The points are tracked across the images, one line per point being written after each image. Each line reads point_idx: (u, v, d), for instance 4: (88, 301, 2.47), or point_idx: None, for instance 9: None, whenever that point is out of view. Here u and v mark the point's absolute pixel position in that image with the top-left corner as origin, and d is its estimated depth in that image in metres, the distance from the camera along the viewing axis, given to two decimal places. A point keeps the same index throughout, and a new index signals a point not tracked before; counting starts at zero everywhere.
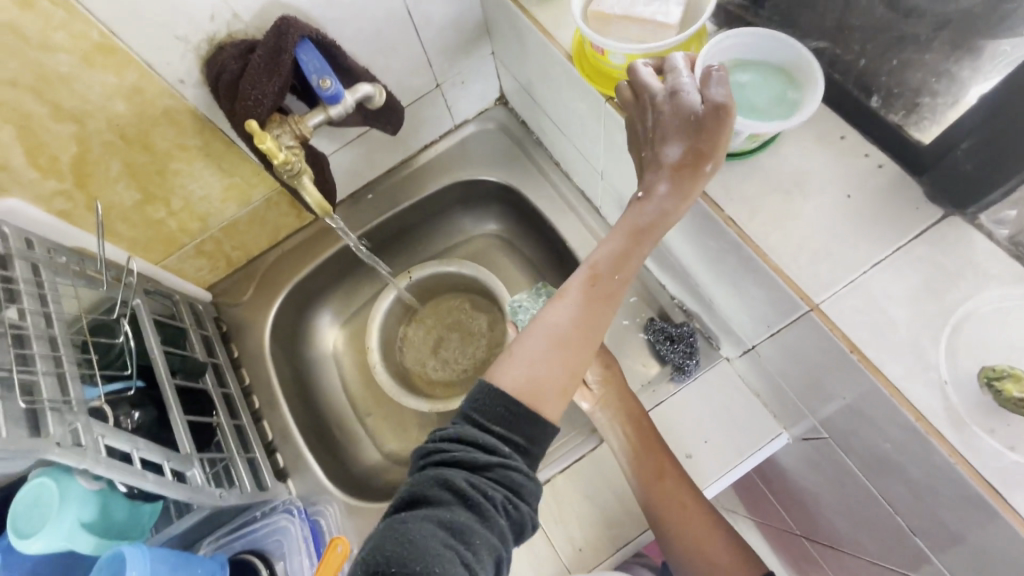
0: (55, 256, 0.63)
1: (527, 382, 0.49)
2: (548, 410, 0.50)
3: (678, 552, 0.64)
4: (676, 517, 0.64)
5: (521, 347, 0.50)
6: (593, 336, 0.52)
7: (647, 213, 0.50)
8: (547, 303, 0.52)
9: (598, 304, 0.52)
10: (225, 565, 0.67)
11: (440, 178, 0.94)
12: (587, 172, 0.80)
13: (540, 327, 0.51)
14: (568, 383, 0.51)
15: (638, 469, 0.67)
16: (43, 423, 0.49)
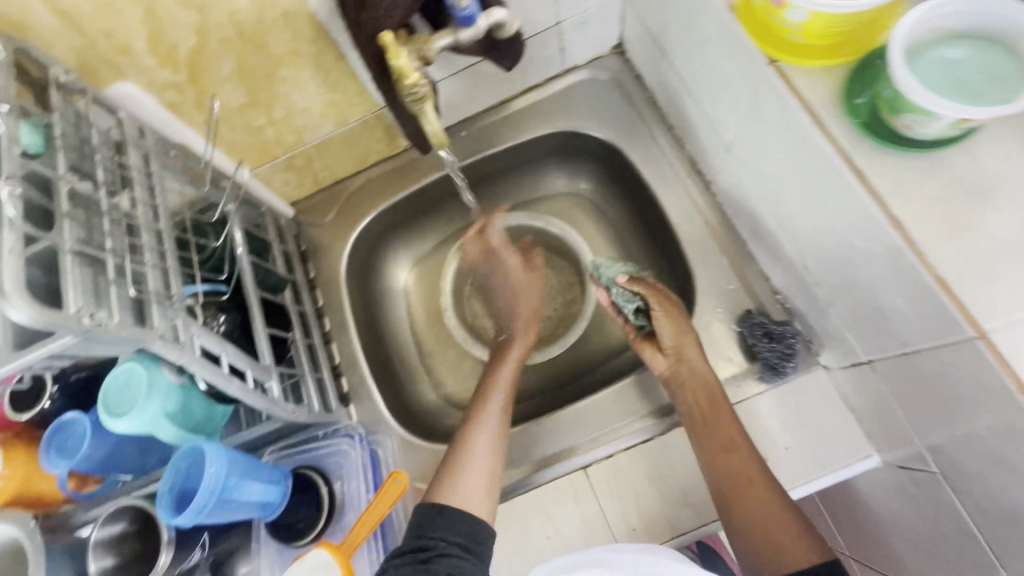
0: (164, 150, 0.62)
1: (459, 495, 0.63)
2: (476, 507, 0.62)
3: (737, 528, 0.60)
4: (740, 492, 0.61)
5: (460, 475, 0.64)
6: (501, 449, 0.69)
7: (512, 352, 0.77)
8: (471, 427, 0.69)
9: (500, 419, 0.70)
10: (287, 477, 0.68)
11: (539, 126, 0.88)
12: (707, 141, 0.73)
13: (477, 447, 0.67)
14: (491, 482, 0.65)
15: (703, 441, 0.65)
16: (149, 314, 0.49)
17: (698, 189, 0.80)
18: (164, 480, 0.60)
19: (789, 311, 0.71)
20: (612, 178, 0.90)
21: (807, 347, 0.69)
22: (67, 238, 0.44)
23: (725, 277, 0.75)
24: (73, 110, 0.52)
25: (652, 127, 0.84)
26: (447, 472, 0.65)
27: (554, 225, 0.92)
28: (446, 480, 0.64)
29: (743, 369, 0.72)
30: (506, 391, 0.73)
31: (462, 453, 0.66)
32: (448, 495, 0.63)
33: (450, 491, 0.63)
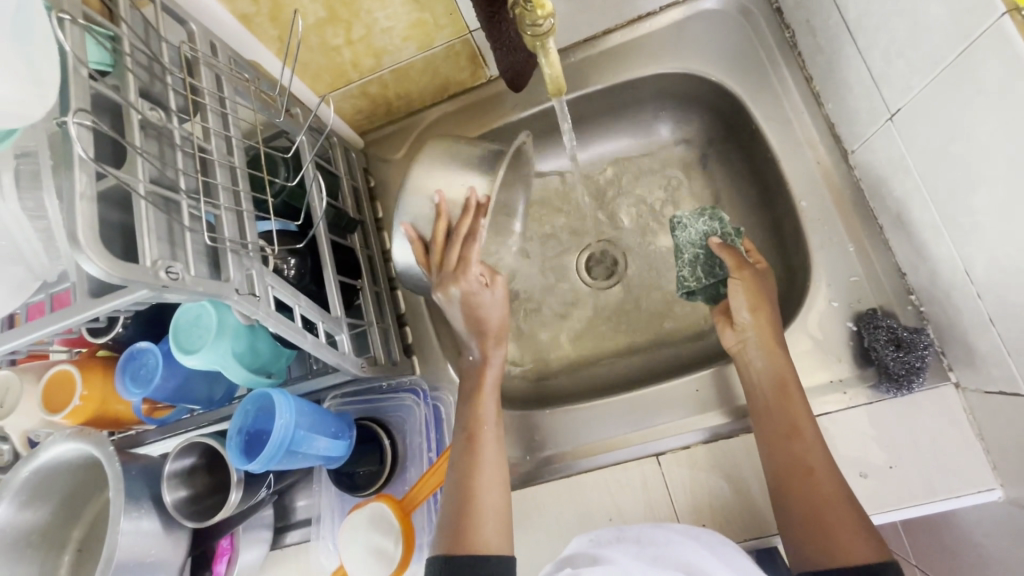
0: (236, 70, 0.55)
1: (467, 538, 0.57)
2: (498, 548, 0.57)
3: (793, 528, 0.54)
4: (797, 487, 0.55)
5: (470, 520, 0.58)
6: (506, 477, 0.62)
7: (493, 373, 0.68)
8: (460, 461, 0.62)
9: (494, 449, 0.63)
10: (352, 427, 0.67)
11: (648, 65, 0.75)
12: (859, 103, 0.60)
13: (478, 483, 0.60)
14: (502, 515, 0.60)
15: (765, 424, 0.59)
16: (224, 264, 0.45)
17: (831, 160, 0.67)
18: (233, 422, 0.59)
19: (923, 316, 0.61)
20: (723, 134, 0.78)
21: (938, 359, 0.60)
22: (141, 178, 0.39)
23: (849, 267, 0.65)
24: (142, 19, 0.45)
25: (784, 78, 0.71)
26: (452, 515, 0.59)
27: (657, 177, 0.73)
28: (455, 525, 0.58)
29: (854, 373, 0.63)
30: (496, 419, 0.65)
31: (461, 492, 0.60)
32: (462, 540, 0.57)
33: (460, 537, 0.57)
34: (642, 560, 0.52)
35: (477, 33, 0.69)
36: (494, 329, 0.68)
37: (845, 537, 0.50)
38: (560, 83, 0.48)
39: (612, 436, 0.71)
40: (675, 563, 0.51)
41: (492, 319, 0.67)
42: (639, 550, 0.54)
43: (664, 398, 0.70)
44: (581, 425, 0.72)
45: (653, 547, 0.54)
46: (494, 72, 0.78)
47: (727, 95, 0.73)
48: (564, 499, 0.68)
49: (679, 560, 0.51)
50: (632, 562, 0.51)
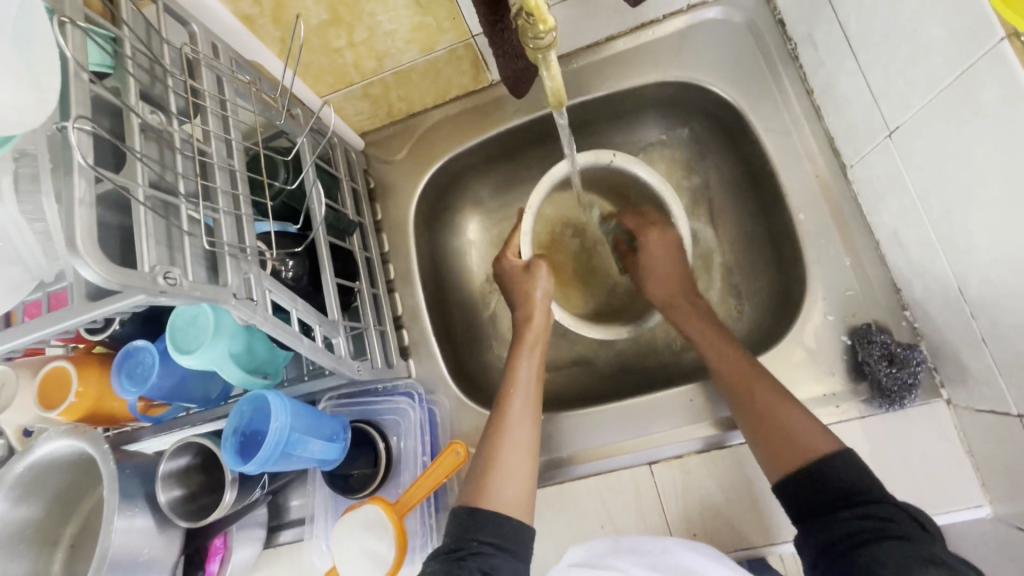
0: (237, 71, 0.55)
1: (495, 490, 0.58)
2: (519, 505, 0.58)
3: (760, 449, 0.59)
4: (758, 420, 0.59)
5: (494, 478, 0.59)
6: (533, 442, 0.63)
7: (532, 337, 0.70)
8: (496, 418, 0.64)
9: (525, 410, 0.64)
10: (347, 429, 0.67)
11: (650, 74, 0.75)
12: (859, 117, 0.60)
13: (505, 443, 0.62)
14: (524, 479, 0.60)
15: (721, 374, 0.64)
16: (222, 268, 0.45)
17: (830, 174, 0.68)
18: (229, 423, 0.59)
19: (916, 332, 0.61)
20: (723, 144, 0.78)
21: (930, 376, 0.61)
22: (141, 183, 0.39)
23: (844, 281, 0.65)
24: (143, 21, 0.45)
25: (785, 89, 0.71)
26: (477, 472, 0.60)
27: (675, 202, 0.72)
28: (477, 480, 0.60)
29: (846, 387, 0.63)
30: (527, 386, 0.66)
31: (488, 451, 0.61)
32: (486, 495, 0.58)
33: (481, 491, 0.58)
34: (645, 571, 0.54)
35: (480, 38, 0.69)
36: (541, 299, 0.71)
37: (805, 439, 0.56)
38: (560, 95, 0.47)
39: (607, 444, 0.70)
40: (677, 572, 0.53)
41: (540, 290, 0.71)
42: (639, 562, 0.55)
43: (660, 407, 0.70)
44: (575, 432, 0.72)
45: (652, 556, 0.56)
46: (496, 76, 0.78)
47: (730, 106, 0.73)
48: (557, 505, 0.69)
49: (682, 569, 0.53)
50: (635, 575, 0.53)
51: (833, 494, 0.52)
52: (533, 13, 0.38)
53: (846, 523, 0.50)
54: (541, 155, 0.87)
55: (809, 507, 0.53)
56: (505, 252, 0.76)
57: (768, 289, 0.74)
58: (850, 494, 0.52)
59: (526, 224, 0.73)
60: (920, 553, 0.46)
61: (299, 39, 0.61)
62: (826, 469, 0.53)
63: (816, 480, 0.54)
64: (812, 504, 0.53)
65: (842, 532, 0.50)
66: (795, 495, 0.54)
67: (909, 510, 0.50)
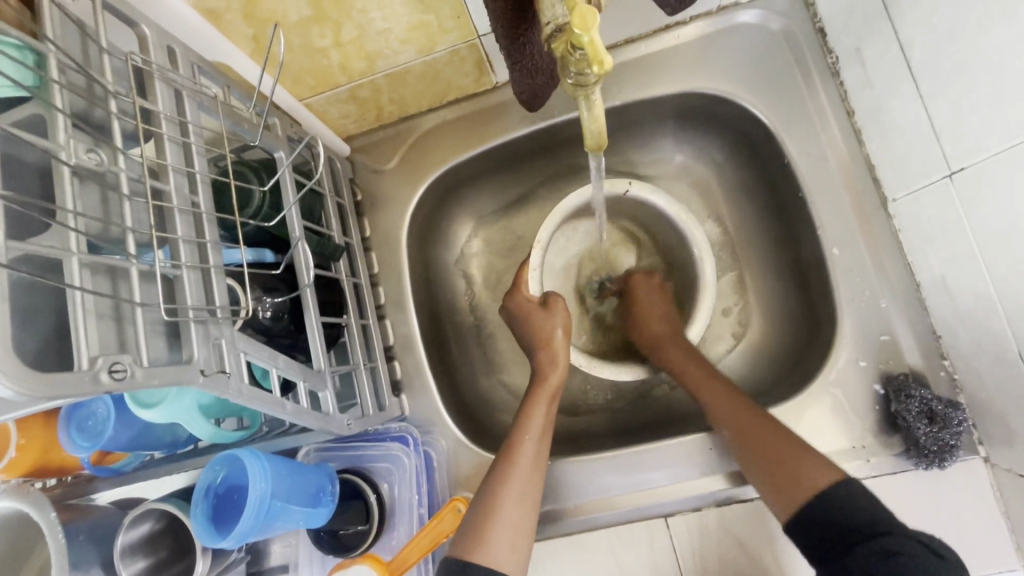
0: (200, 80, 0.46)
1: (487, 545, 0.51)
2: (512, 566, 0.51)
3: (762, 482, 0.55)
4: (782, 477, 0.54)
5: (490, 527, 0.52)
6: (538, 493, 0.56)
7: (553, 384, 0.63)
8: (501, 462, 0.56)
9: (533, 457, 0.57)
10: (333, 480, 0.60)
11: (673, 83, 0.68)
12: (910, 149, 0.54)
13: (507, 492, 0.54)
14: (524, 532, 0.53)
15: (732, 424, 0.59)
16: (186, 338, 0.37)
17: (869, 205, 0.62)
18: (200, 483, 0.52)
19: (956, 384, 0.57)
20: (750, 162, 0.72)
21: (968, 432, 0.57)
22: (75, 250, 0.31)
23: (880, 324, 0.61)
24: (75, 27, 0.36)
25: (823, 109, 0.64)
26: (471, 524, 0.53)
27: (692, 228, 0.66)
28: (469, 531, 0.52)
29: (877, 439, 0.59)
30: (540, 434, 0.59)
31: (487, 499, 0.54)
32: (479, 547, 0.51)
33: (475, 546, 0.51)
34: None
35: (487, 38, 0.60)
36: (557, 339, 0.65)
37: (803, 470, 0.53)
38: (600, 140, 0.43)
39: (610, 496, 0.64)
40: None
41: (556, 327, 0.65)
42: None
43: (668, 456, 0.64)
44: (575, 482, 0.65)
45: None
46: (501, 79, 0.70)
47: (758, 122, 0.67)
48: (564, 559, 0.63)
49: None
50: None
51: (850, 531, 0.49)
52: (586, 50, 0.34)
53: (860, 559, 0.47)
54: (547, 165, 0.79)
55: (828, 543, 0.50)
56: (517, 287, 0.68)
57: (792, 324, 0.69)
58: (856, 529, 0.49)
59: (534, 258, 0.68)
60: None
61: (275, 38, 0.51)
62: (833, 499, 0.50)
63: (833, 520, 0.50)
64: (829, 540, 0.50)
65: (861, 572, 0.47)
66: (811, 538, 0.51)
67: (924, 541, 0.47)
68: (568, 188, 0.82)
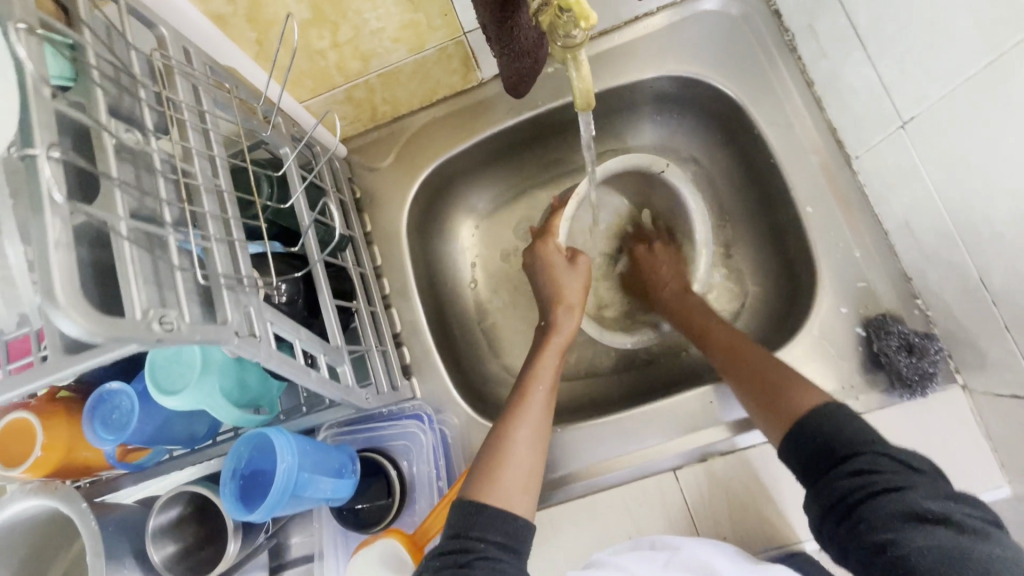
0: (213, 78, 0.49)
1: (500, 487, 0.53)
2: (522, 509, 0.53)
3: (755, 407, 0.59)
4: (773, 399, 0.58)
5: (502, 469, 0.54)
6: (546, 441, 0.58)
7: (563, 334, 0.66)
8: (513, 411, 0.59)
9: (544, 405, 0.60)
10: (355, 460, 0.62)
11: (646, 68, 0.73)
12: (865, 108, 0.60)
13: (519, 437, 0.57)
14: (534, 475, 0.55)
15: (719, 355, 0.66)
16: (218, 303, 0.40)
17: (835, 165, 0.67)
18: (226, 467, 0.54)
19: (929, 319, 0.62)
20: (723, 137, 0.77)
21: (945, 363, 0.61)
22: (122, 215, 0.34)
23: (855, 272, 0.65)
24: (105, 25, 0.39)
25: (785, 82, 0.70)
26: (482, 468, 0.55)
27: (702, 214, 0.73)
28: (482, 473, 0.54)
29: (862, 379, 0.63)
30: (551, 381, 0.62)
31: (500, 442, 0.56)
32: (493, 488, 0.53)
33: (489, 486, 0.53)
34: (656, 566, 0.53)
35: (473, 34, 0.65)
36: (570, 294, 0.68)
37: (794, 400, 0.57)
38: (590, 97, 0.47)
39: (618, 454, 0.67)
40: (702, 569, 0.52)
41: (569, 279, 0.69)
42: (651, 557, 0.54)
43: (669, 414, 0.67)
44: (583, 445, 0.68)
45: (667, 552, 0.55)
46: (487, 75, 0.74)
47: (728, 99, 0.72)
48: (581, 520, 0.66)
49: (704, 566, 0.52)
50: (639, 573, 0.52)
51: (825, 449, 0.53)
52: (572, 11, 0.38)
53: (839, 483, 0.51)
54: (535, 155, 0.84)
55: (814, 463, 0.53)
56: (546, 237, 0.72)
57: (777, 283, 0.74)
58: (838, 447, 0.52)
59: (567, 211, 0.73)
60: (913, 503, 0.47)
61: (279, 39, 0.55)
62: (819, 424, 0.54)
63: (815, 433, 0.54)
64: (811, 460, 0.53)
65: (840, 492, 0.51)
66: (800, 457, 0.54)
67: (896, 457, 0.51)
68: (556, 176, 0.86)
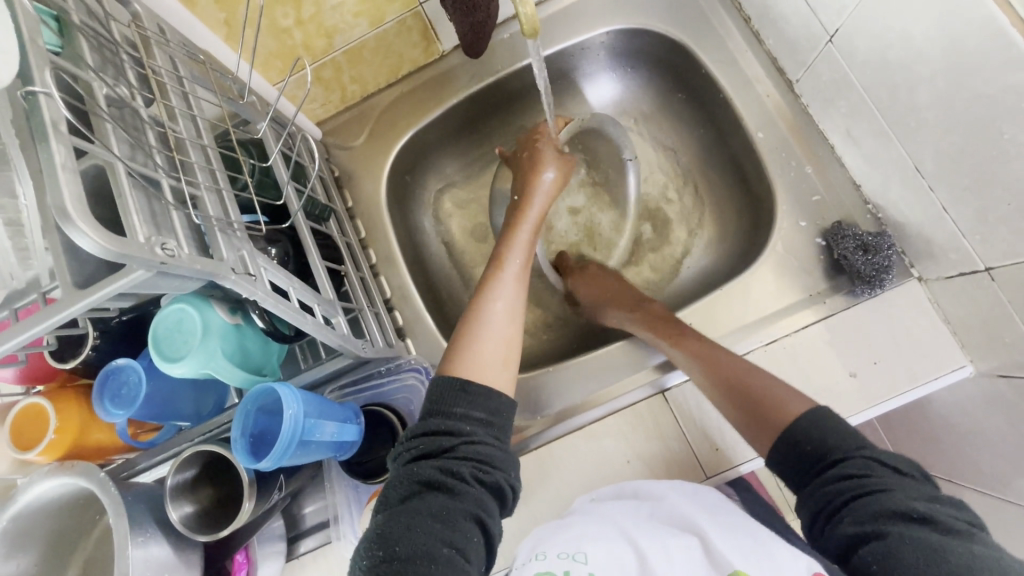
0: (189, 54, 0.53)
1: (478, 362, 0.55)
2: (498, 382, 0.55)
3: (746, 426, 0.58)
4: (764, 417, 0.56)
5: (478, 345, 0.57)
6: (521, 311, 0.62)
7: (532, 216, 0.71)
8: (491, 286, 0.63)
9: (517, 278, 0.64)
10: (359, 414, 0.65)
11: (595, 24, 0.77)
12: (795, 33, 0.65)
13: (494, 312, 0.60)
14: (510, 355, 0.58)
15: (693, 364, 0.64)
16: (213, 243, 0.43)
17: (779, 93, 0.72)
18: (235, 426, 0.55)
19: (881, 221, 0.66)
20: (676, 84, 0.82)
21: (900, 260, 0.65)
22: (118, 157, 0.37)
23: (809, 188, 0.70)
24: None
25: (725, 23, 0.74)
26: (459, 349, 0.57)
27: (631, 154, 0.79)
28: (458, 351, 0.56)
29: (828, 285, 0.68)
30: (524, 255, 0.67)
31: (477, 320, 0.59)
32: (471, 362, 0.55)
33: (467, 364, 0.55)
34: (641, 516, 0.55)
35: (428, 4, 0.70)
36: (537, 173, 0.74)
37: (779, 406, 0.55)
38: (534, 19, 0.54)
39: (595, 392, 0.72)
40: (683, 522, 0.53)
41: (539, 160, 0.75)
42: (636, 508, 0.57)
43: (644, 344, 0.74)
44: (560, 388, 0.74)
45: (650, 504, 0.57)
46: (447, 47, 0.78)
47: (675, 45, 0.77)
48: (579, 452, 0.69)
49: (685, 520, 0.53)
50: (623, 516, 0.55)
51: (813, 452, 0.51)
52: None
53: (827, 488, 0.49)
54: (502, 122, 0.88)
55: (803, 465, 0.52)
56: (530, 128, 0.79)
57: (741, 212, 0.78)
58: (820, 454, 0.51)
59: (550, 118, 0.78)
60: (901, 506, 0.44)
61: (245, 19, 0.59)
62: (803, 432, 0.52)
63: (814, 438, 0.51)
64: (801, 464, 0.52)
65: (824, 496, 0.48)
66: (784, 468, 0.53)
67: (887, 461, 0.48)
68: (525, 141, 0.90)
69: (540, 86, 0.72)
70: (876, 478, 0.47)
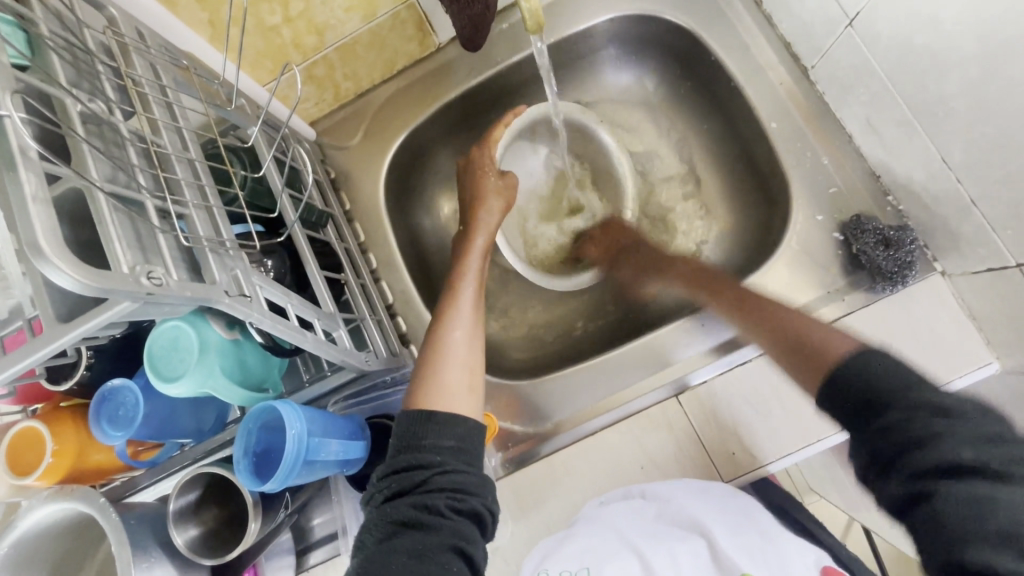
0: (173, 60, 0.50)
1: (442, 393, 0.53)
2: (467, 410, 0.53)
3: (793, 365, 0.54)
4: (807, 359, 0.52)
5: (441, 374, 0.55)
6: (479, 339, 0.60)
7: (480, 242, 0.69)
8: (447, 316, 0.60)
9: (474, 306, 0.62)
10: (364, 427, 0.63)
11: (598, 11, 0.74)
12: (811, 16, 0.61)
13: (454, 342, 0.58)
14: (476, 380, 0.56)
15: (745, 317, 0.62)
16: (204, 265, 0.40)
17: (793, 80, 0.69)
18: (238, 445, 0.53)
19: (902, 214, 0.64)
20: (684, 72, 0.78)
21: (922, 254, 0.63)
22: (96, 180, 0.35)
23: (826, 179, 0.67)
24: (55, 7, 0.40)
25: (734, 6, 0.71)
26: (421, 379, 0.55)
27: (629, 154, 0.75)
28: (424, 381, 0.54)
29: (846, 281, 0.65)
30: (476, 281, 0.65)
31: (439, 349, 0.57)
32: (435, 393, 0.53)
33: (433, 394, 0.53)
34: (647, 519, 0.54)
35: None
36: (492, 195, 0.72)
37: (823, 343, 0.52)
38: (537, 15, 0.52)
39: (603, 398, 0.69)
40: (691, 524, 0.51)
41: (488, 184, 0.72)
42: (640, 510, 0.55)
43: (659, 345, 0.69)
44: (565, 394, 0.70)
45: (656, 504, 0.55)
46: (443, 39, 0.75)
47: (682, 30, 0.73)
48: (590, 458, 0.67)
49: (691, 520, 0.51)
50: (628, 524, 0.54)
51: (866, 391, 0.45)
52: None
53: (884, 430, 0.44)
54: (503, 116, 0.84)
55: (859, 412, 0.46)
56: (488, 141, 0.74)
57: (753, 206, 0.75)
58: (877, 394, 0.45)
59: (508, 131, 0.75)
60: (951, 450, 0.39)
61: (230, 18, 0.56)
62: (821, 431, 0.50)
63: (852, 379, 0.47)
64: (852, 403, 0.46)
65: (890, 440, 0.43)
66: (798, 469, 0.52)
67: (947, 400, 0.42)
68: None
69: (545, 77, 0.69)
70: (911, 413, 0.42)
